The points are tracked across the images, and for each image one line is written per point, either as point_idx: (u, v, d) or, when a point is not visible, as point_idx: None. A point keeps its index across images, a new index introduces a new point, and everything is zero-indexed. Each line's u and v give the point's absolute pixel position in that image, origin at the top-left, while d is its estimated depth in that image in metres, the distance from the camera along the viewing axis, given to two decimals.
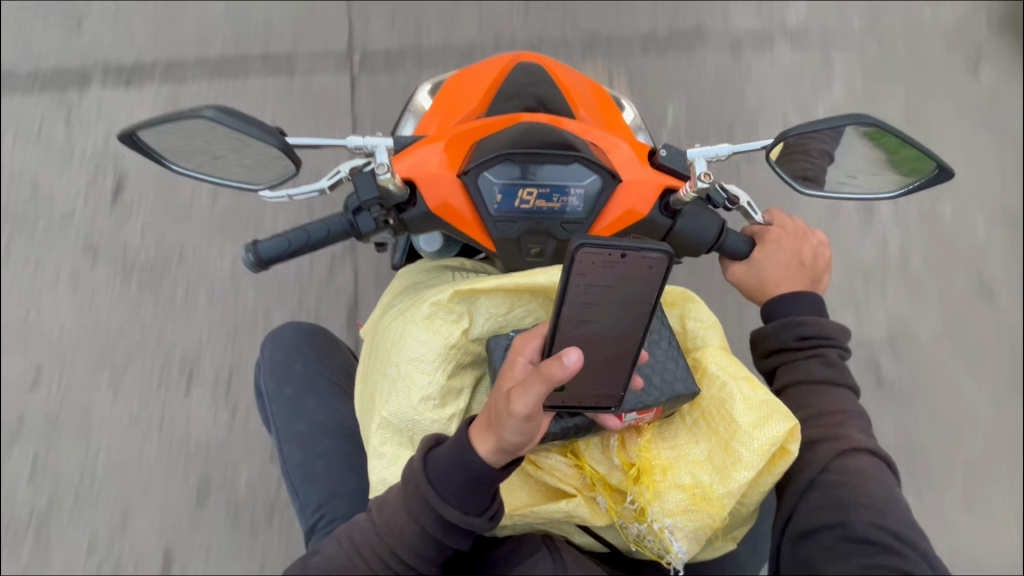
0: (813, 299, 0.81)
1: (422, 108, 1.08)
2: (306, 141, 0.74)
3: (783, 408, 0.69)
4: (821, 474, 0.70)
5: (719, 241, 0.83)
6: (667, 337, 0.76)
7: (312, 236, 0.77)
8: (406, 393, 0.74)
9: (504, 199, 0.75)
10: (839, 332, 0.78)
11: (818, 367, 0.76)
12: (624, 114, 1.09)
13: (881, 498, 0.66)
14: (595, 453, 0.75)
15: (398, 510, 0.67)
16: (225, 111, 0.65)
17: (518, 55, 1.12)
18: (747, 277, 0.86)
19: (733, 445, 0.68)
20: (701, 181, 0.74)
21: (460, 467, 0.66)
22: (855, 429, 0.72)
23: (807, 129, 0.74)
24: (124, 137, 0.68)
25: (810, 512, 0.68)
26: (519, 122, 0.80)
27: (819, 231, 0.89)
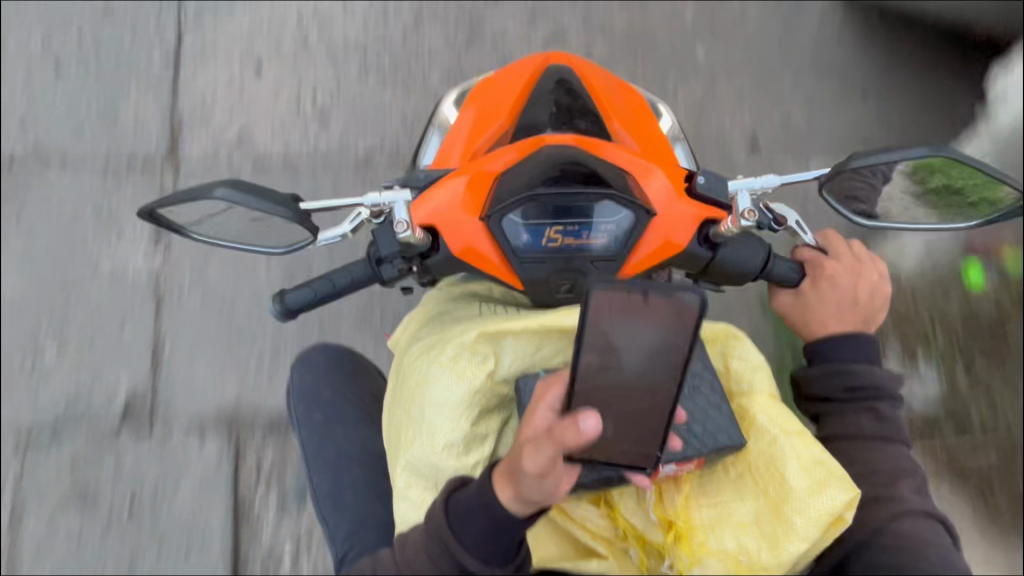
0: (866, 343, 0.73)
1: (447, 121, 1.04)
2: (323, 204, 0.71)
3: (843, 475, 0.64)
4: (875, 536, 0.64)
5: (766, 269, 0.74)
6: (708, 381, 0.70)
7: (337, 285, 0.75)
8: (430, 442, 0.72)
9: (530, 238, 0.70)
10: (892, 382, 0.70)
11: (869, 422, 0.69)
12: (660, 121, 1.02)
13: (941, 568, 0.60)
14: (629, 504, 0.70)
15: (420, 552, 0.68)
16: (236, 189, 0.65)
17: (546, 57, 1.04)
18: (793, 309, 0.78)
19: (784, 511, 0.64)
20: (744, 220, 0.66)
21: (481, 514, 0.65)
22: (909, 490, 0.66)
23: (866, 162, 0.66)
24: (143, 214, 0.68)
25: (862, 575, 0.63)
26: (542, 148, 0.74)
27: (880, 262, 0.78)
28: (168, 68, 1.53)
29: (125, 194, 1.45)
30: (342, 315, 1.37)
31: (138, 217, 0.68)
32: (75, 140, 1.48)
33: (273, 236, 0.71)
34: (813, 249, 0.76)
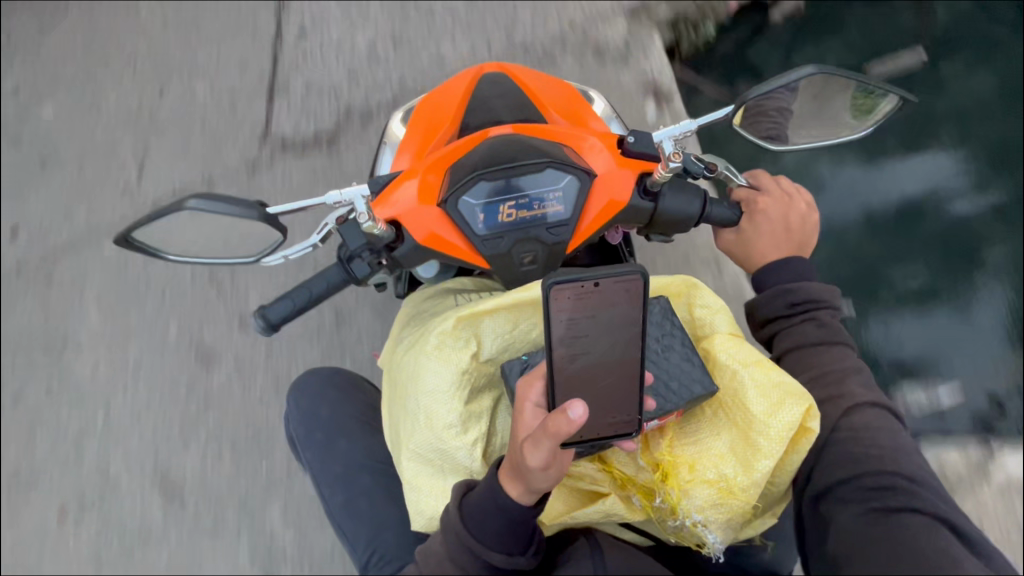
0: (802, 264, 0.82)
1: (397, 137, 1.11)
2: (289, 206, 0.76)
3: (799, 390, 0.68)
4: (832, 433, 0.71)
5: (704, 213, 0.82)
6: (680, 337, 0.74)
7: (314, 291, 0.80)
8: (427, 423, 0.76)
9: (488, 217, 0.78)
10: (828, 293, 0.79)
11: (812, 330, 0.77)
12: (593, 106, 1.11)
13: (888, 446, 0.67)
14: (621, 456, 0.75)
15: (442, 560, 0.70)
16: (206, 199, 0.69)
17: (481, 65, 1.14)
18: (735, 246, 0.88)
19: (752, 434, 0.68)
20: (673, 162, 0.74)
21: (497, 511, 0.68)
22: (856, 386, 0.73)
23: (767, 89, 0.73)
24: (119, 240, 0.72)
25: (827, 470, 0.68)
26: (486, 138, 0.85)
27: (805, 192, 0.88)
28: (122, 159, 1.58)
29: (106, 270, 1.50)
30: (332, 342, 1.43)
31: (114, 244, 0.73)
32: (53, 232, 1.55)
33: (245, 240, 0.77)
34: (746, 188, 0.87)
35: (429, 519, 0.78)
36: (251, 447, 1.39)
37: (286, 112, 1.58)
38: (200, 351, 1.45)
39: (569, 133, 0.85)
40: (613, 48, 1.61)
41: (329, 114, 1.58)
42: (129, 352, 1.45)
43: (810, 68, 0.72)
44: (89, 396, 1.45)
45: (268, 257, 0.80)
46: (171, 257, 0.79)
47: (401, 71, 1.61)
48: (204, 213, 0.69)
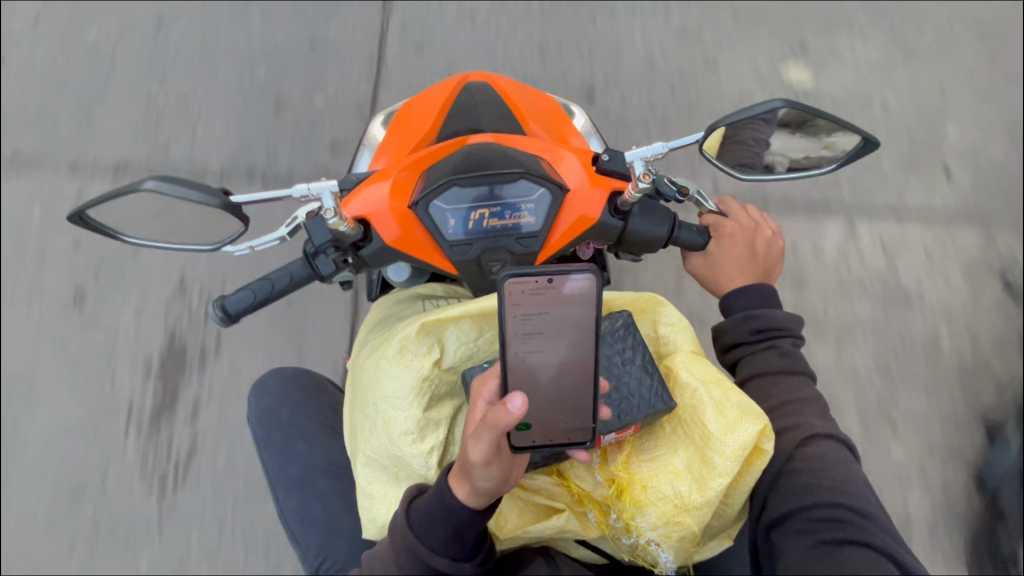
0: (768, 291, 0.81)
1: (375, 140, 1.11)
2: (255, 196, 0.77)
3: (754, 410, 0.69)
4: (787, 463, 0.70)
5: (673, 236, 0.83)
6: (641, 354, 0.74)
7: (276, 285, 0.81)
8: (386, 432, 0.75)
9: (459, 223, 0.78)
10: (794, 322, 0.78)
11: (775, 358, 0.76)
12: (574, 120, 1.12)
13: (842, 480, 0.67)
14: (580, 471, 0.74)
15: (388, 565, 0.68)
16: (164, 180, 0.70)
17: (466, 75, 1.15)
18: (704, 269, 0.87)
19: (708, 453, 0.68)
20: (642, 182, 0.74)
21: (444, 515, 0.67)
22: (813, 415, 0.73)
23: (741, 115, 0.73)
24: (74, 215, 0.73)
25: (781, 500, 0.67)
26: (466, 144, 0.86)
27: (771, 220, 0.90)
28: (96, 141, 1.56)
29: (71, 254, 1.48)
30: (302, 338, 1.42)
31: (68, 219, 0.73)
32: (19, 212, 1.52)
33: (206, 229, 0.77)
34: (715, 214, 0.88)
35: (381, 528, 0.76)
36: (210, 444, 1.38)
37: (270, 109, 1.59)
38: (164, 342, 1.43)
39: (545, 146, 0.86)
40: (597, 66, 1.65)
41: (313, 110, 1.59)
42: (89, 339, 1.43)
43: (780, 101, 0.73)
44: (45, 381, 1.41)
45: (230, 247, 0.78)
46: (130, 238, 0.79)
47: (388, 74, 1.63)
48: (161, 194, 0.70)
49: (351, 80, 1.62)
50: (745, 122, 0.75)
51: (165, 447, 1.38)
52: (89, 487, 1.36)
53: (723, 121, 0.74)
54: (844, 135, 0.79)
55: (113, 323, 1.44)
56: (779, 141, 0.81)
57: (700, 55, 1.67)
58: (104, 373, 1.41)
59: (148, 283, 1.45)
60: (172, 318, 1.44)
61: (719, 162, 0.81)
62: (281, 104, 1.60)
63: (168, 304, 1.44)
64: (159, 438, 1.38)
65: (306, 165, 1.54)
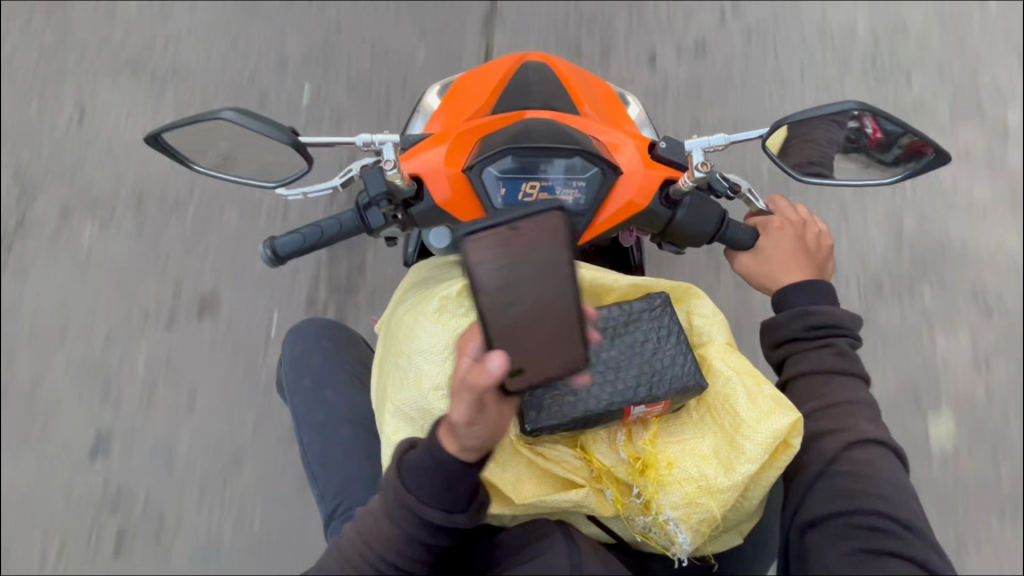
0: (824, 289, 0.82)
1: (430, 108, 1.13)
2: (319, 139, 0.81)
3: (787, 403, 0.70)
4: (830, 465, 0.71)
5: (721, 230, 0.83)
6: (676, 335, 0.75)
7: (325, 232, 0.83)
8: (417, 381, 0.77)
9: (508, 192, 0.79)
10: (851, 322, 0.78)
11: (829, 357, 0.77)
12: (628, 109, 1.12)
13: (888, 489, 0.68)
14: (601, 447, 0.76)
15: (381, 517, 0.68)
16: (240, 112, 0.73)
17: (525, 53, 1.16)
18: (754, 266, 0.87)
19: (738, 438, 0.70)
20: (699, 171, 0.76)
21: (433, 467, 0.65)
22: (864, 420, 0.73)
23: (816, 115, 0.75)
24: (151, 138, 0.79)
25: (821, 501, 0.69)
26: (522, 118, 0.86)
27: (820, 220, 0.91)
28: (162, 86, 1.67)
29: (127, 190, 1.57)
30: (334, 292, 1.50)
31: (146, 141, 0.79)
32: (84, 143, 1.62)
33: (273, 167, 0.81)
34: (764, 213, 0.89)
35: None
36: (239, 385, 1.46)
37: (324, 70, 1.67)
38: (206, 282, 1.51)
39: (602, 129, 0.87)
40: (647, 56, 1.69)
41: (365, 75, 1.67)
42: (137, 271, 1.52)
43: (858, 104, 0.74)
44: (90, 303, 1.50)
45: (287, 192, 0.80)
46: (198, 168, 0.84)
47: (437, 43, 1.69)
48: (236, 124, 0.74)
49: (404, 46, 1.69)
50: (816, 122, 0.76)
51: (194, 382, 1.46)
52: (121, 409, 1.44)
53: (792, 117, 0.75)
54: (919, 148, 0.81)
55: (160, 258, 1.52)
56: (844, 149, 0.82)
57: (746, 56, 1.68)
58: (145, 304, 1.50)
59: (198, 224, 1.54)
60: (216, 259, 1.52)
61: (785, 162, 0.83)
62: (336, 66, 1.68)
63: (212, 246, 1.53)
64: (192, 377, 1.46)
65: (357, 127, 1.63)
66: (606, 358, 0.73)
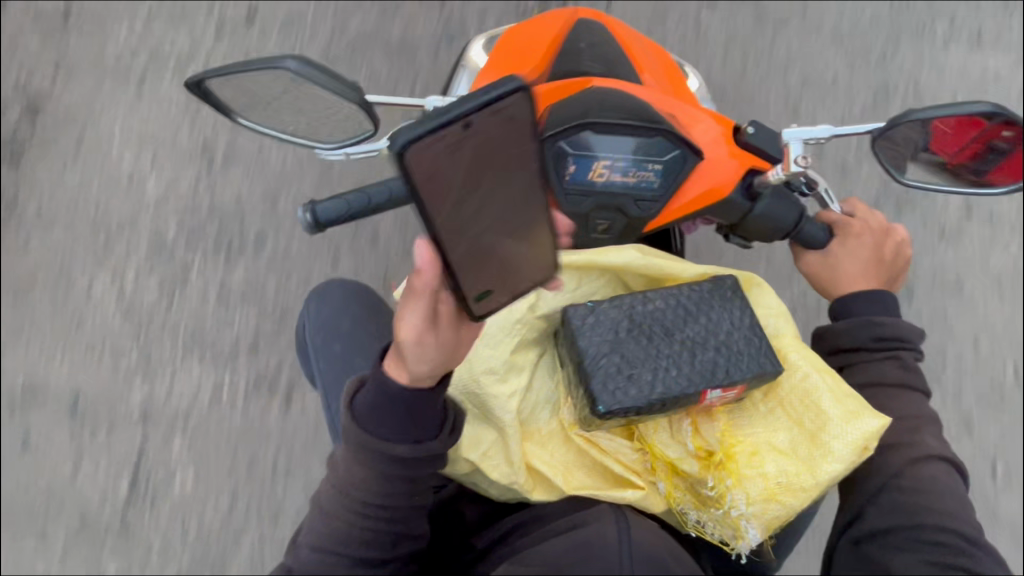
0: (890, 300, 0.78)
1: (477, 65, 1.04)
2: (389, 99, 0.73)
3: (872, 406, 0.69)
4: (893, 479, 0.68)
5: (797, 228, 0.79)
6: (749, 325, 0.70)
7: (373, 199, 0.75)
8: (467, 366, 0.72)
9: (578, 170, 0.73)
10: (915, 336, 0.75)
11: (894, 369, 0.74)
12: (688, 81, 1.04)
13: (953, 504, 0.66)
14: (663, 438, 0.73)
15: (351, 466, 0.64)
16: (306, 63, 0.64)
17: (576, 11, 1.07)
18: (820, 269, 0.82)
19: (820, 437, 0.68)
20: (798, 164, 0.72)
21: (389, 402, 0.62)
22: (929, 436, 0.71)
23: (924, 114, 0.73)
24: (192, 85, 0.68)
25: (881, 515, 0.67)
26: (589, 87, 0.79)
27: (900, 226, 0.84)
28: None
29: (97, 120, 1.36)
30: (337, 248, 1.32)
31: (186, 88, 0.68)
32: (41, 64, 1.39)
33: (335, 129, 0.72)
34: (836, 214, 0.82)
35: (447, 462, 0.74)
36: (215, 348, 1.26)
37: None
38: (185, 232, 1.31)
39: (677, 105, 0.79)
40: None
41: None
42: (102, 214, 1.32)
43: (989, 105, 0.71)
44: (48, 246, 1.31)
45: (329, 151, 0.74)
46: (242, 122, 0.74)
47: None
48: (301, 78, 0.64)
49: None
50: (904, 130, 0.75)
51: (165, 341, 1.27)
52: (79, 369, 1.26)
53: (902, 116, 0.73)
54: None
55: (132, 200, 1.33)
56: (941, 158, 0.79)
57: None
58: (112, 253, 1.30)
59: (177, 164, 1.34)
60: (195, 203, 1.32)
61: (881, 155, 0.80)
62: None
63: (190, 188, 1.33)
64: (195, 330, 1.28)
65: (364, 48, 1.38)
66: (680, 340, 0.69)
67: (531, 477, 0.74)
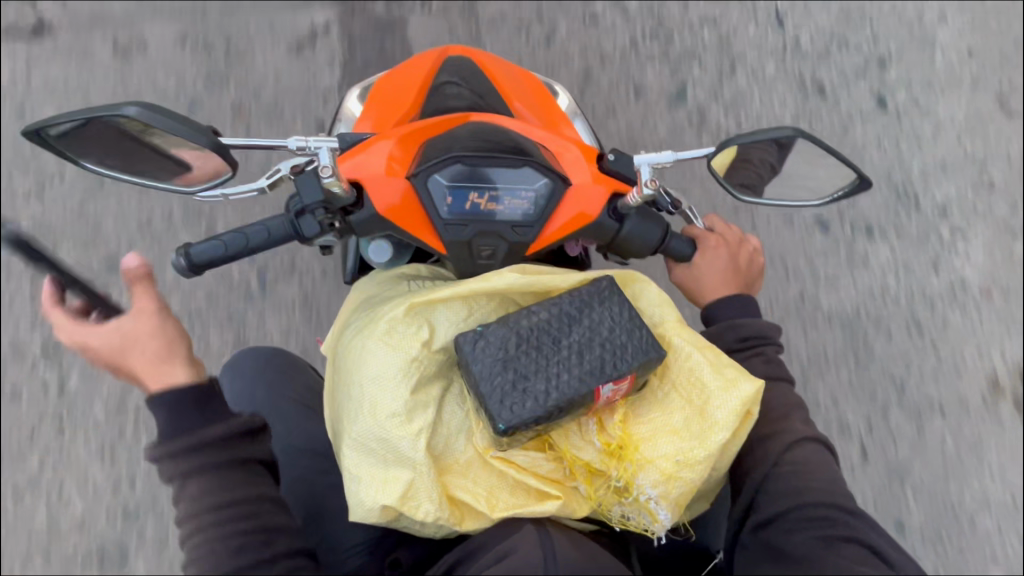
0: (749, 302, 0.88)
1: (353, 115, 1.07)
2: (255, 143, 0.80)
3: (748, 371, 0.75)
4: (774, 467, 0.76)
5: (664, 244, 0.85)
6: (628, 313, 0.75)
7: (250, 239, 0.77)
8: (372, 414, 0.74)
9: (453, 201, 0.77)
10: (773, 330, 0.85)
11: (760, 365, 0.83)
12: (557, 100, 1.11)
13: (826, 479, 0.74)
14: (575, 441, 0.75)
15: (190, 484, 0.74)
16: (146, 109, 0.70)
17: (446, 48, 1.11)
18: (687, 280, 0.92)
19: (708, 410, 0.73)
20: (647, 188, 0.77)
21: (180, 411, 0.75)
22: (798, 421, 0.80)
23: (755, 137, 0.80)
24: (30, 133, 0.74)
25: (770, 501, 0.73)
26: (466, 121, 0.83)
27: (753, 238, 0.97)
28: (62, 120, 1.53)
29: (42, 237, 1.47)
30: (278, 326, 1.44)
31: (24, 136, 0.74)
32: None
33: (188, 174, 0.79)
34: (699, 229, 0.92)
35: (367, 510, 0.74)
36: None
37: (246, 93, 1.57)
38: None
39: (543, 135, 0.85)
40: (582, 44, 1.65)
41: (292, 93, 1.58)
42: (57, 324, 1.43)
43: (792, 130, 0.80)
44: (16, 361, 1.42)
45: (205, 191, 0.80)
46: (88, 164, 0.81)
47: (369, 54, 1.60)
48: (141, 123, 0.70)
49: (332, 60, 1.60)
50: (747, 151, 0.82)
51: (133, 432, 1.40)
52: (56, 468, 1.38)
53: (739, 139, 0.80)
54: (846, 175, 0.88)
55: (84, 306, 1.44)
56: (803, 169, 0.88)
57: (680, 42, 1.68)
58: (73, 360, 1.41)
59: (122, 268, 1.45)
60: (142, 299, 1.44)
61: (723, 177, 0.87)
62: (260, 86, 1.57)
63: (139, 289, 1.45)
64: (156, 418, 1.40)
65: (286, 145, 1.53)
66: (567, 345, 0.73)
67: (456, 509, 0.75)
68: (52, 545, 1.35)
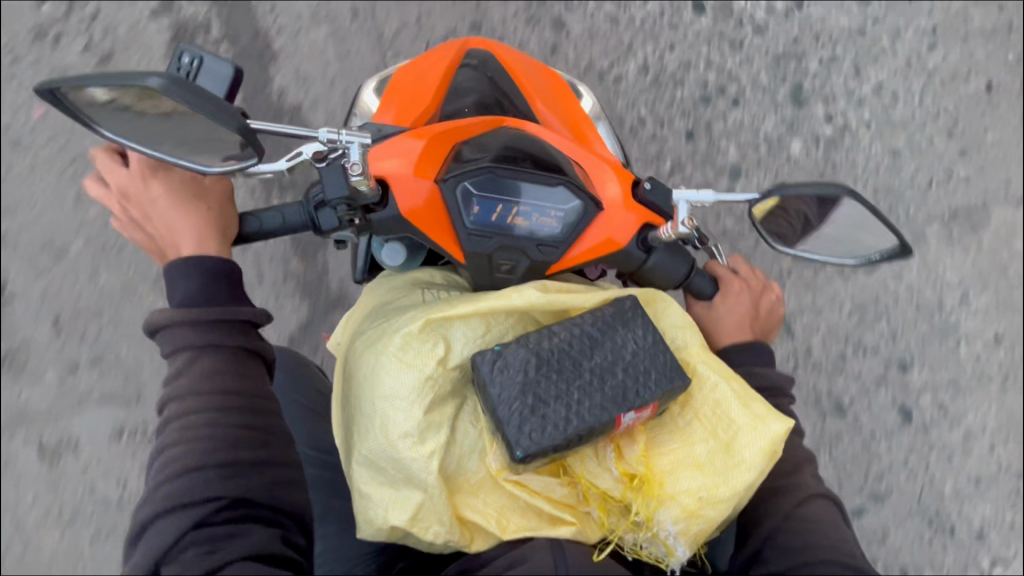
0: (763, 350, 0.85)
1: (368, 110, 1.03)
2: (278, 127, 0.73)
3: (777, 409, 0.73)
4: (783, 522, 0.74)
5: (688, 280, 0.82)
6: (653, 337, 0.72)
7: (265, 223, 0.78)
8: (384, 433, 0.72)
9: (478, 212, 0.73)
10: (788, 381, 0.82)
11: None
12: (581, 101, 1.06)
13: (836, 537, 0.71)
14: (591, 468, 0.73)
15: (197, 361, 0.74)
16: (172, 82, 0.63)
17: (467, 41, 1.06)
18: (703, 319, 0.89)
19: (732, 446, 0.71)
20: (684, 227, 0.73)
21: (207, 282, 0.78)
22: (810, 476, 0.78)
23: (799, 188, 0.77)
24: (42, 89, 0.66)
25: (777, 557, 0.71)
26: (499, 128, 0.79)
27: (775, 285, 0.94)
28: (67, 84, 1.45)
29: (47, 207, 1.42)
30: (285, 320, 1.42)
31: (35, 92, 0.66)
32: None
33: (204, 149, 0.71)
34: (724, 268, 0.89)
35: (374, 528, 0.74)
36: None
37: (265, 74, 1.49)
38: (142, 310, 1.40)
39: (576, 151, 0.81)
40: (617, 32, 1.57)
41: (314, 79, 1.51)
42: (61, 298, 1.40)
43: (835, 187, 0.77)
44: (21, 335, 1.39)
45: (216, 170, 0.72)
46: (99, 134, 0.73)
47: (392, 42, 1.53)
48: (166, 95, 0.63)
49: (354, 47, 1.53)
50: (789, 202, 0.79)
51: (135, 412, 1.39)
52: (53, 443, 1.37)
53: (780, 188, 0.77)
54: (885, 240, 0.84)
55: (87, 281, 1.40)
56: (846, 229, 0.83)
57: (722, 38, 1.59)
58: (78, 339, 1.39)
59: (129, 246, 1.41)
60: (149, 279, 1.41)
61: (760, 224, 0.83)
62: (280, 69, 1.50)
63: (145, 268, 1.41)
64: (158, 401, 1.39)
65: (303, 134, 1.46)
66: (588, 369, 0.70)
67: (466, 530, 0.74)
68: (48, 517, 1.36)
